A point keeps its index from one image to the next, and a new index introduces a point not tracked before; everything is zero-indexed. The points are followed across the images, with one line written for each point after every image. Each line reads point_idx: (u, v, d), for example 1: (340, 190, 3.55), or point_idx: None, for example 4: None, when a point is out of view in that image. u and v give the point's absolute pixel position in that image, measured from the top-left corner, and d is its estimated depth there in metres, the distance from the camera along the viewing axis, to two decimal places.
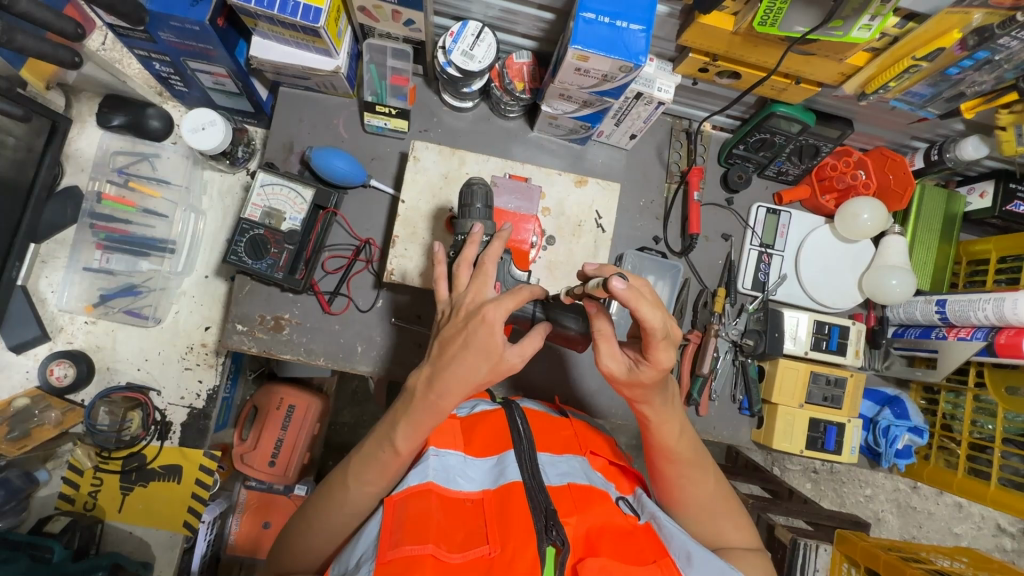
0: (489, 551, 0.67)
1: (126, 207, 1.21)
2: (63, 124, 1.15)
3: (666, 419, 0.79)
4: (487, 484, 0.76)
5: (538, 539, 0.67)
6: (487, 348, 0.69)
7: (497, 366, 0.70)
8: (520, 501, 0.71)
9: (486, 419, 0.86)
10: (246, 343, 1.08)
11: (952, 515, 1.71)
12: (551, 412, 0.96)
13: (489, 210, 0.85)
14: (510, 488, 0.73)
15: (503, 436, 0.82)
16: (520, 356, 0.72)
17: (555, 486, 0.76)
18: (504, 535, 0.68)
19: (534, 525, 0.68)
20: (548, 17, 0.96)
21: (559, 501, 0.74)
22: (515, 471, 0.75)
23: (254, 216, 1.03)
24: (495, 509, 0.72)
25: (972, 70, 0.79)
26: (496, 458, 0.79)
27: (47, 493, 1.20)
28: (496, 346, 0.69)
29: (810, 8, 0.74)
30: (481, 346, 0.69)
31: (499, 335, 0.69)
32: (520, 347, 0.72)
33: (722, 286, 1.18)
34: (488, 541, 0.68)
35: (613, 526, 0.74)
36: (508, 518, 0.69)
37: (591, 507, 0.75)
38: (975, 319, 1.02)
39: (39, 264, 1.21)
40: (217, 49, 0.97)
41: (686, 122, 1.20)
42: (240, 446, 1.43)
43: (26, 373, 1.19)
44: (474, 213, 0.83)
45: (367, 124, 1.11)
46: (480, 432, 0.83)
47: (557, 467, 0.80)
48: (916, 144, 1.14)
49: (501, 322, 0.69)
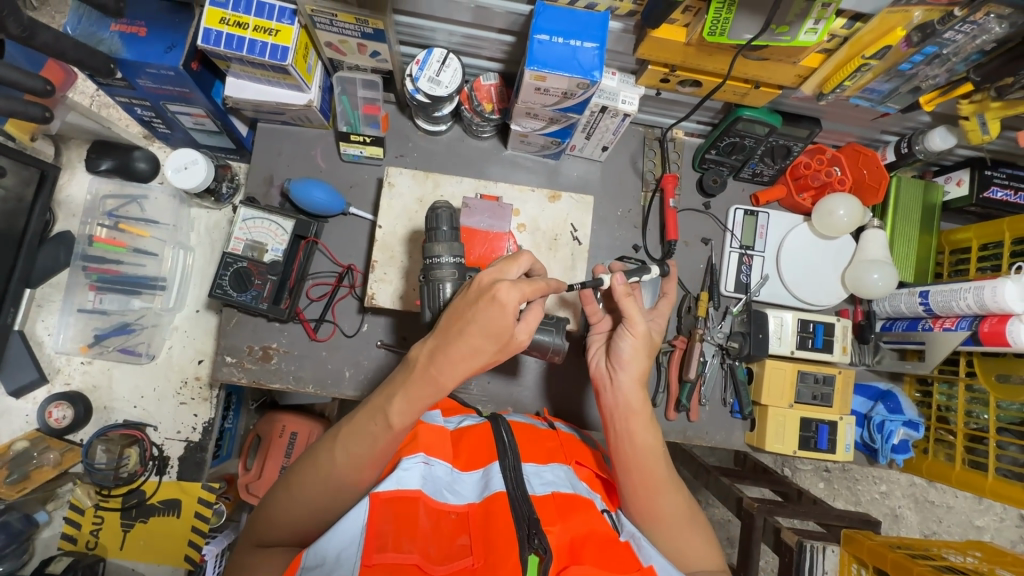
0: (471, 563, 0.68)
1: (117, 248, 1.23)
2: (52, 173, 1.18)
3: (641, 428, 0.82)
4: (473, 498, 0.76)
5: (520, 547, 0.67)
6: (501, 331, 0.71)
7: (509, 344, 0.73)
8: (504, 512, 0.71)
9: (472, 433, 0.86)
10: (236, 375, 1.10)
11: (973, 508, 1.66)
12: (539, 424, 0.96)
13: (456, 232, 0.85)
14: (494, 499, 0.73)
15: (488, 448, 0.82)
16: (526, 331, 0.75)
17: (539, 494, 0.76)
18: (487, 547, 0.69)
19: (516, 533, 0.69)
20: (509, 39, 0.99)
21: (543, 509, 0.74)
22: (499, 481, 0.75)
23: (237, 250, 1.06)
24: (479, 522, 0.72)
25: (923, 65, 0.80)
26: (481, 472, 0.80)
27: (49, 534, 1.22)
28: (505, 328, 0.71)
29: (755, 15, 0.75)
30: (492, 327, 0.70)
31: (508, 318, 0.70)
32: (525, 324, 0.75)
33: (705, 290, 1.18)
34: (471, 553, 0.69)
35: (597, 534, 0.74)
36: (491, 529, 0.70)
37: (575, 514, 0.75)
38: (958, 309, 1.02)
39: (35, 308, 1.25)
40: (194, 91, 1.00)
41: (658, 130, 1.21)
42: (245, 475, 1.45)
43: (26, 417, 1.22)
44: (440, 236, 0.84)
45: (343, 153, 1.14)
46: (467, 444, 0.84)
47: (541, 477, 0.80)
48: (887, 138, 1.14)
49: (512, 302, 0.70)
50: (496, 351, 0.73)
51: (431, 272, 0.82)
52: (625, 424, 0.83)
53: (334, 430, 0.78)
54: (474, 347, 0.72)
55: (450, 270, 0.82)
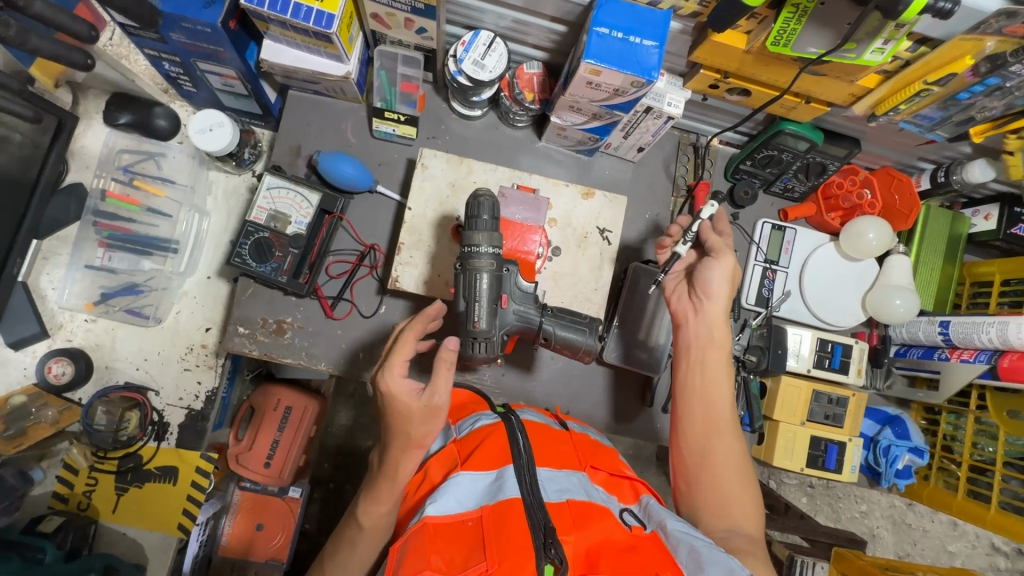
0: (487, 567, 0.66)
1: (130, 206, 1.20)
2: (69, 121, 1.14)
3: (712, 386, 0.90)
4: (485, 499, 0.75)
5: (537, 556, 0.67)
6: (409, 411, 0.79)
7: (428, 412, 0.79)
8: (517, 516, 0.70)
9: (485, 435, 0.84)
10: (247, 346, 1.07)
11: (947, 534, 1.70)
12: (551, 424, 0.95)
13: (496, 222, 0.83)
14: (508, 504, 0.72)
15: (503, 451, 0.81)
16: (440, 393, 0.80)
17: (554, 502, 0.76)
18: (502, 551, 0.67)
19: (532, 542, 0.68)
20: (560, 29, 0.96)
21: (558, 518, 0.73)
22: (514, 487, 0.74)
23: (259, 219, 1.03)
24: (494, 525, 0.70)
25: (982, 96, 0.79)
26: (494, 473, 0.78)
27: (40, 493, 1.18)
28: (408, 404, 0.79)
29: (824, 29, 0.73)
30: (398, 411, 0.79)
31: (400, 397, 0.79)
32: (433, 388, 0.80)
33: (726, 300, 1.17)
34: (486, 557, 0.67)
35: (612, 543, 0.73)
36: (506, 535, 0.68)
37: (590, 523, 0.74)
38: (979, 342, 1.03)
39: (41, 260, 1.21)
40: (228, 51, 0.97)
41: (694, 136, 1.20)
42: (235, 446, 1.43)
43: (24, 370, 1.18)
44: (481, 224, 0.82)
45: (375, 130, 1.11)
46: (484, 448, 0.82)
47: (555, 484, 0.79)
48: (922, 165, 1.14)
49: (398, 384, 0.80)
50: (423, 424, 0.79)
51: (469, 260, 0.81)
52: (702, 366, 0.92)
53: (377, 474, 0.81)
54: (400, 431, 0.79)
55: (489, 260, 0.81)
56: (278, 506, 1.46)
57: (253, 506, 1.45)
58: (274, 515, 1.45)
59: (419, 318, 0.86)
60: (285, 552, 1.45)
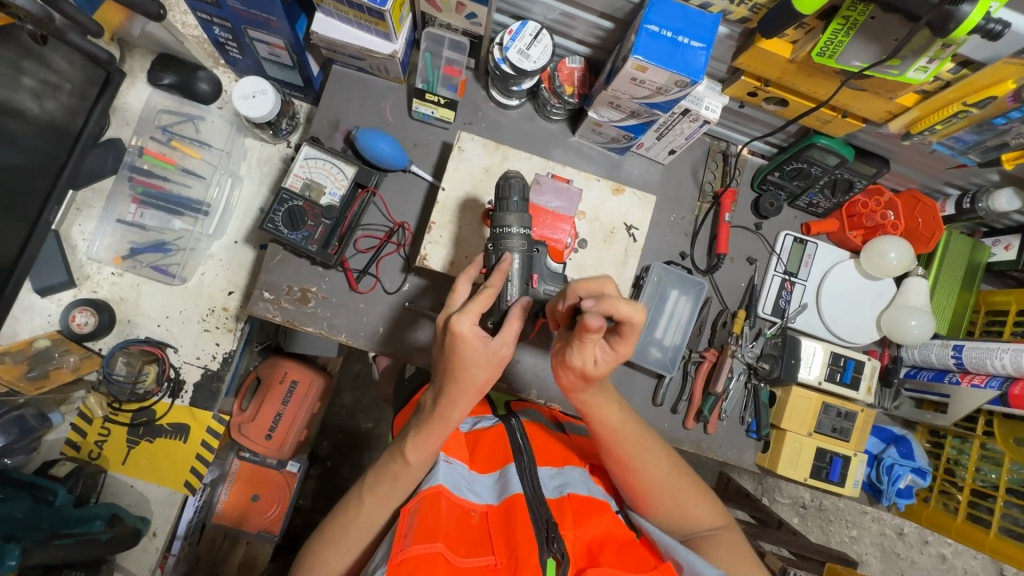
0: (494, 562, 0.69)
1: (166, 164, 1.23)
2: (116, 78, 1.18)
3: (604, 407, 0.83)
4: (492, 499, 0.78)
5: (539, 549, 0.68)
6: (474, 358, 0.75)
7: (492, 363, 0.76)
8: (522, 513, 0.72)
9: (487, 433, 0.89)
10: (271, 312, 1.09)
11: (936, 566, 1.68)
12: (551, 427, 0.98)
13: (526, 204, 0.86)
14: (514, 500, 0.74)
15: (504, 449, 0.84)
16: (508, 344, 0.77)
17: (554, 498, 0.78)
18: (509, 547, 0.70)
19: (535, 536, 0.69)
20: (607, 26, 0.99)
21: (559, 514, 0.75)
22: (517, 484, 0.77)
23: (294, 187, 1.06)
24: (499, 521, 0.74)
25: (1018, 123, 0.81)
26: (498, 473, 0.82)
27: (55, 437, 1.19)
28: (478, 352, 0.75)
29: (871, 45, 0.75)
30: (466, 358, 0.75)
31: (473, 341, 0.74)
32: (503, 336, 0.77)
33: (743, 308, 1.19)
34: (493, 552, 0.70)
35: (614, 537, 0.75)
36: (512, 528, 0.71)
37: (590, 518, 0.76)
38: (992, 368, 1.04)
39: (74, 211, 1.23)
40: (281, 20, 0.99)
41: (724, 144, 1.21)
42: (239, 415, 1.43)
43: (48, 317, 1.20)
44: (511, 206, 0.85)
45: (415, 111, 1.13)
46: (485, 445, 0.87)
47: (556, 480, 0.82)
48: (948, 191, 1.16)
49: (469, 329, 0.73)
50: (484, 372, 0.77)
51: (500, 241, 0.84)
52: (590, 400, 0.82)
53: (431, 413, 0.80)
54: (460, 375, 0.76)
55: (520, 241, 0.84)
56: (275, 479, 1.48)
57: (251, 477, 1.47)
58: (271, 488, 1.48)
59: (502, 270, 0.79)
60: (278, 524, 1.47)
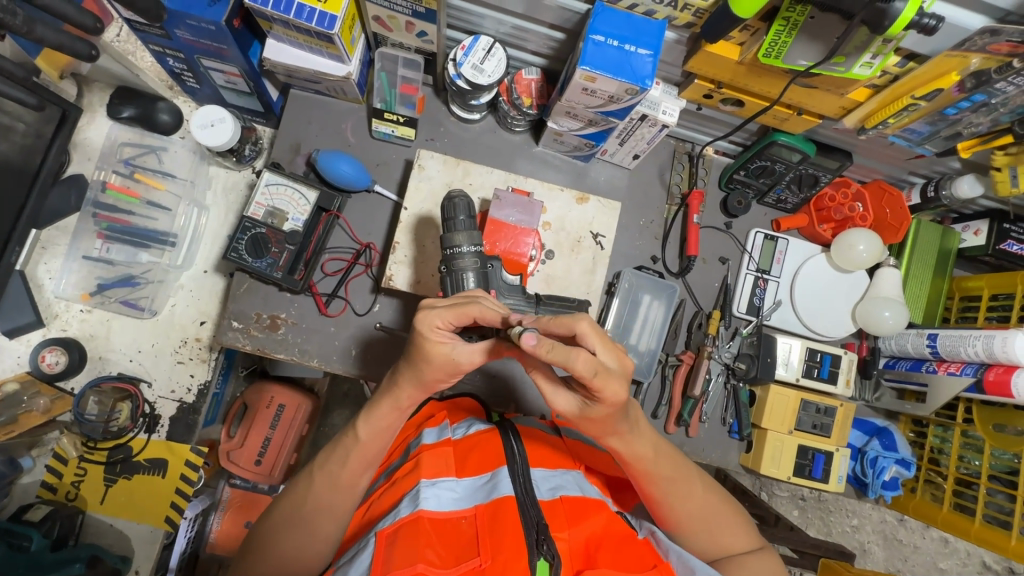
0: (480, 564, 0.66)
1: (131, 198, 1.21)
2: (73, 114, 1.17)
3: (636, 446, 0.77)
4: (479, 498, 0.74)
5: (529, 553, 0.66)
6: (432, 357, 0.71)
7: (446, 369, 0.72)
8: (511, 516, 0.69)
9: (478, 442, 0.84)
10: (241, 341, 1.08)
11: (938, 551, 1.66)
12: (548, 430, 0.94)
13: (473, 221, 0.87)
14: (503, 502, 0.71)
15: (497, 453, 0.81)
16: (468, 360, 0.72)
17: (547, 499, 0.75)
18: (495, 547, 0.66)
19: (525, 540, 0.67)
20: (558, 36, 0.98)
21: (552, 515, 0.72)
22: (508, 486, 0.74)
23: (257, 215, 1.05)
24: (487, 523, 0.70)
25: (968, 112, 0.82)
26: (489, 474, 0.78)
27: (29, 481, 1.18)
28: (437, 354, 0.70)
29: (814, 43, 0.75)
30: (425, 352, 0.71)
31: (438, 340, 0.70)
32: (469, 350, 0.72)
33: (718, 308, 1.18)
34: (479, 553, 0.67)
35: (612, 535, 0.73)
36: (499, 532, 0.68)
37: (585, 518, 0.73)
38: (966, 355, 1.04)
39: (39, 250, 1.22)
40: (231, 49, 0.99)
41: (689, 145, 1.21)
42: (227, 443, 1.42)
43: (17, 358, 1.19)
44: (458, 225, 0.85)
45: (375, 130, 1.12)
46: (476, 456, 0.82)
47: (549, 482, 0.78)
48: (913, 180, 1.16)
49: (437, 326, 0.69)
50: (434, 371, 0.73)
51: (453, 261, 0.84)
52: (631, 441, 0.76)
53: (381, 390, 0.80)
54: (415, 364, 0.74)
55: (472, 259, 0.84)
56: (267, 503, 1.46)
57: (241, 504, 1.45)
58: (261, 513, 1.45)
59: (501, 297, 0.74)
60: None
